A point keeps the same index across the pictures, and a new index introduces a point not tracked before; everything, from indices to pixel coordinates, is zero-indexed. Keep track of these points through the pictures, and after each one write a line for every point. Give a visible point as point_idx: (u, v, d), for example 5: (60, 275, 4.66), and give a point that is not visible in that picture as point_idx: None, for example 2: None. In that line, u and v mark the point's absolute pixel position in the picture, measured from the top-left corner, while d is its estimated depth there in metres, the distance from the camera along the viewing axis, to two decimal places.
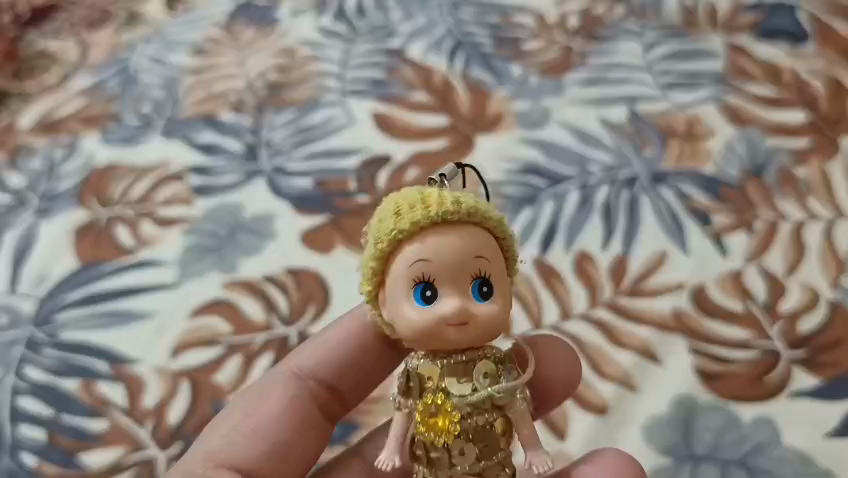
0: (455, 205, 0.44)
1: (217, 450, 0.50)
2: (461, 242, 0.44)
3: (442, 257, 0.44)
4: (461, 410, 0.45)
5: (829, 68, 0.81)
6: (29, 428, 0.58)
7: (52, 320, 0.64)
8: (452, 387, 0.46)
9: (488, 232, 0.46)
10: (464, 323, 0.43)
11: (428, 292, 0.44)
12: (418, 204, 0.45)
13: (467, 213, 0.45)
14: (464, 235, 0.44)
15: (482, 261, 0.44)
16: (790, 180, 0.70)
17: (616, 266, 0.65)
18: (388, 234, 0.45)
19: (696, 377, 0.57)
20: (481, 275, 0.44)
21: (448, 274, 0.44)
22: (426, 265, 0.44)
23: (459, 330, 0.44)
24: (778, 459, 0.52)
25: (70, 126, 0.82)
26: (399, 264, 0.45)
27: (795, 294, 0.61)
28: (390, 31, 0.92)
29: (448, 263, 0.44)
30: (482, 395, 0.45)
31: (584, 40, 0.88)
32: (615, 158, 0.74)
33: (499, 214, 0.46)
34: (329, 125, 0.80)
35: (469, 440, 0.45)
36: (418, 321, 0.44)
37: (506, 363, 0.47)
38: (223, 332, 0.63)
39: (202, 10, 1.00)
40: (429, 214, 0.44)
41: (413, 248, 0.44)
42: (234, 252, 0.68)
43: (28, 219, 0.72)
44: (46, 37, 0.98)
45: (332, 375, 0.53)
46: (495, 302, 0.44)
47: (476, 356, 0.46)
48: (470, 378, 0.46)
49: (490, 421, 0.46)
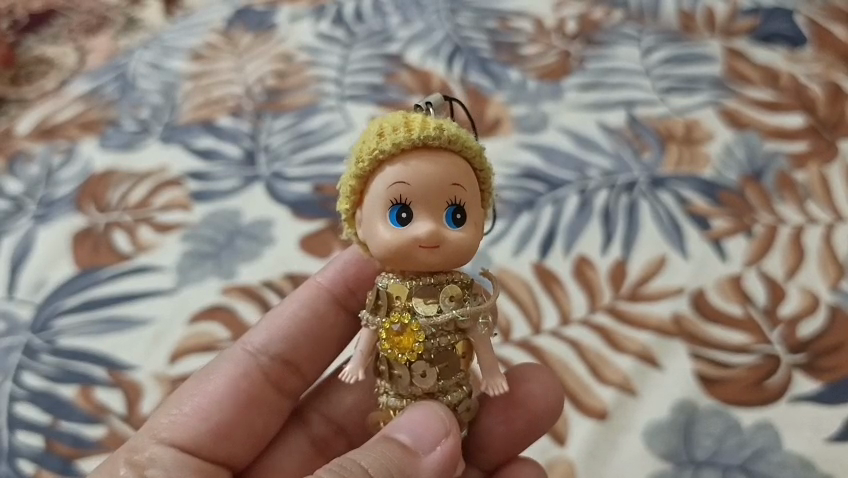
0: (436, 131, 0.44)
1: (163, 428, 0.50)
2: (440, 168, 0.43)
3: (421, 180, 0.43)
4: (426, 331, 0.46)
5: (828, 72, 0.81)
6: (26, 435, 0.58)
7: (50, 327, 0.64)
8: (418, 307, 0.46)
9: (467, 161, 0.45)
10: (435, 246, 0.43)
11: (404, 214, 0.44)
12: (402, 127, 0.44)
13: (447, 139, 0.44)
14: (444, 161, 0.44)
15: (458, 189, 0.44)
16: (789, 184, 0.70)
17: (615, 270, 0.64)
18: (369, 154, 0.44)
19: (696, 382, 0.57)
20: (455, 203, 0.44)
21: (424, 198, 0.43)
22: (405, 188, 0.43)
23: (429, 252, 0.43)
24: (778, 464, 0.52)
25: (67, 131, 0.82)
26: (379, 182, 0.44)
27: (794, 299, 0.61)
28: (388, 36, 0.92)
29: (426, 187, 0.43)
30: (447, 317, 0.45)
31: (582, 45, 0.88)
32: (614, 162, 0.73)
33: (477, 146, 0.45)
34: (328, 129, 0.80)
35: (430, 361, 0.46)
36: (390, 241, 0.43)
37: (472, 289, 0.47)
38: (222, 338, 0.63)
39: (200, 15, 1.00)
40: (411, 137, 0.43)
41: (393, 170, 0.44)
42: (233, 258, 0.68)
43: (25, 225, 0.72)
44: (44, 43, 0.98)
45: (284, 348, 0.56)
46: (466, 230, 0.44)
47: (444, 280, 0.46)
48: (436, 300, 0.46)
49: (452, 343, 0.46)
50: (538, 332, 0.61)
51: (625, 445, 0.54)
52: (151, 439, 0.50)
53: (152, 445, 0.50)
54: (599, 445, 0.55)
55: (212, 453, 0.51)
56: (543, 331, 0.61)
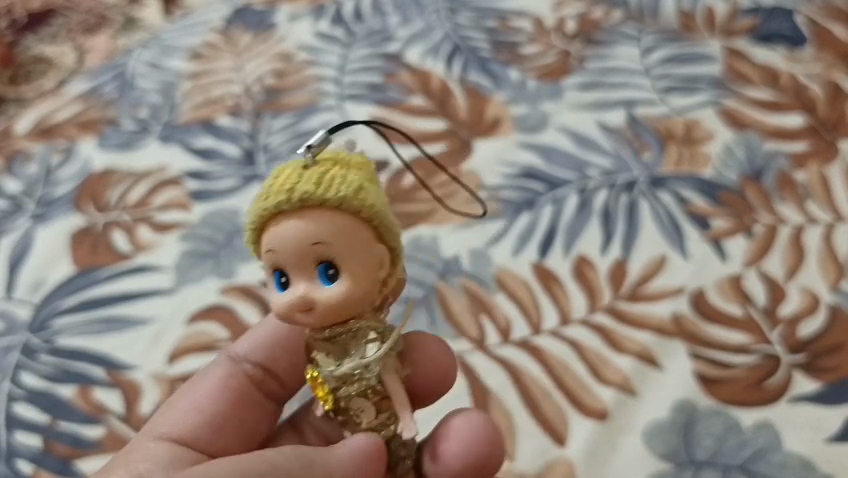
0: (310, 190, 0.41)
1: (164, 427, 0.51)
2: (310, 228, 0.41)
3: (282, 243, 0.42)
4: (330, 384, 0.45)
5: (827, 72, 0.81)
6: (24, 435, 0.57)
7: (48, 326, 0.64)
8: (320, 361, 0.45)
9: (347, 215, 0.42)
10: (309, 309, 0.42)
11: (331, 272, 0.42)
12: (280, 186, 0.42)
13: (314, 198, 0.41)
14: (320, 221, 0.41)
15: (321, 246, 0.41)
16: (789, 184, 0.70)
17: (615, 270, 0.64)
18: (258, 214, 0.43)
19: (696, 382, 0.57)
20: (325, 260, 0.42)
21: (290, 258, 0.42)
22: (275, 255, 0.42)
23: (307, 314, 0.42)
24: (779, 465, 0.52)
25: (66, 131, 0.82)
26: (269, 242, 0.42)
27: (794, 299, 0.61)
28: (388, 36, 0.92)
29: (290, 249, 0.42)
30: (342, 370, 0.44)
31: (582, 44, 0.88)
32: (613, 162, 0.73)
33: (351, 190, 0.42)
34: (328, 129, 0.80)
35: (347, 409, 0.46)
36: (283, 306, 0.42)
37: (358, 329, 0.44)
38: (220, 338, 0.62)
39: (199, 14, 1.00)
40: (290, 198, 0.41)
41: (287, 228, 0.42)
42: (232, 258, 0.68)
43: (24, 224, 0.72)
44: (44, 43, 0.98)
45: (264, 356, 0.54)
46: (345, 285, 0.42)
47: (340, 331, 0.44)
48: (331, 353, 0.45)
49: (362, 393, 0.45)
50: (538, 332, 0.61)
51: (625, 445, 0.54)
52: (148, 437, 0.50)
53: (150, 442, 0.50)
54: (600, 445, 0.54)
55: (207, 448, 0.51)
56: (543, 331, 0.61)
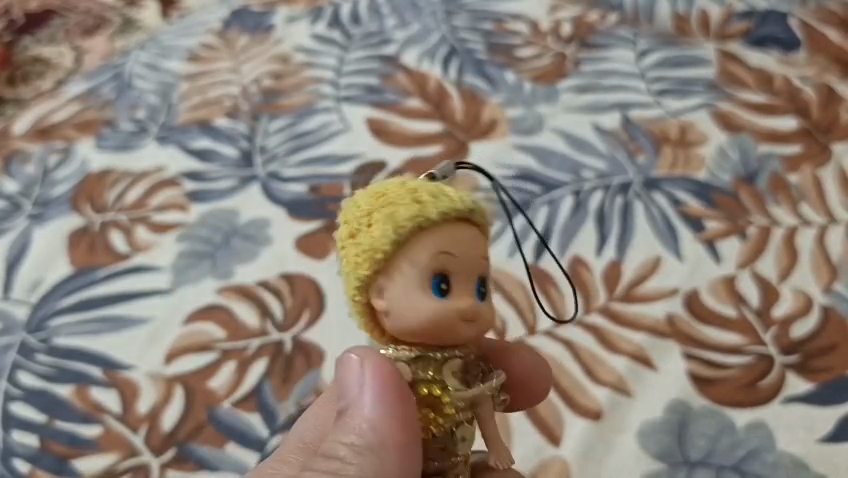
0: (471, 203, 0.40)
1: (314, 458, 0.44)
2: (476, 243, 0.40)
3: (464, 250, 0.39)
4: (456, 406, 0.40)
5: (820, 75, 0.82)
6: (21, 434, 0.58)
7: (45, 327, 0.64)
8: (448, 379, 0.40)
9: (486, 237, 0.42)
10: (471, 321, 0.39)
11: (443, 286, 0.39)
12: (431, 193, 0.40)
13: (474, 211, 0.40)
14: (477, 234, 0.40)
15: (446, 257, 0.39)
16: (782, 186, 0.70)
17: (609, 271, 0.65)
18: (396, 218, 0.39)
19: (692, 382, 0.57)
20: (483, 279, 0.40)
21: (468, 270, 0.39)
22: (450, 259, 0.39)
23: (469, 325, 0.39)
24: (772, 465, 0.53)
25: (64, 131, 0.82)
26: (410, 254, 0.39)
27: (787, 299, 0.62)
28: (385, 38, 0.92)
29: (466, 260, 0.39)
30: (474, 393, 0.41)
31: (577, 48, 0.88)
32: (608, 165, 0.74)
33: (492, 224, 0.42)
34: (325, 130, 0.80)
35: (451, 434, 0.41)
36: (427, 311, 0.38)
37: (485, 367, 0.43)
38: (217, 338, 0.62)
39: (195, 16, 1.00)
40: (456, 206, 0.40)
41: (431, 239, 0.39)
42: (228, 258, 0.68)
43: (22, 224, 0.72)
44: (41, 44, 0.99)
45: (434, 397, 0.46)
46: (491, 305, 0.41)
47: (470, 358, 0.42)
48: (464, 374, 0.41)
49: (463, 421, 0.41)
50: (533, 333, 0.61)
51: (620, 445, 0.55)
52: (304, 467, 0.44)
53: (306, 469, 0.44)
54: (595, 446, 0.55)
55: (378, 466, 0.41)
56: (538, 332, 0.61)
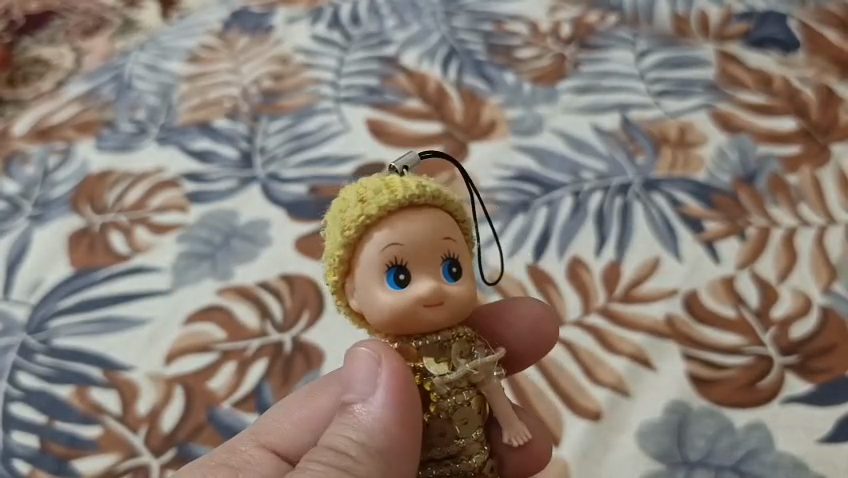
0: (419, 188, 0.41)
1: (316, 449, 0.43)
2: (426, 224, 0.41)
3: (413, 239, 0.40)
4: (440, 390, 0.42)
5: (819, 76, 0.82)
6: (21, 435, 0.58)
7: (45, 328, 0.64)
8: (429, 367, 0.42)
9: (451, 215, 0.43)
10: (439, 304, 0.40)
11: (401, 276, 0.41)
12: (383, 188, 0.41)
13: (431, 195, 0.42)
14: (431, 217, 0.41)
15: (448, 242, 0.41)
16: (781, 187, 0.70)
17: (608, 272, 0.65)
18: (354, 220, 0.41)
19: (691, 382, 0.57)
20: (450, 257, 0.41)
21: (423, 256, 0.41)
22: (399, 249, 0.40)
23: (433, 309, 0.40)
24: (771, 465, 0.53)
25: (64, 132, 0.82)
26: (369, 249, 0.41)
27: (786, 300, 0.62)
28: (385, 39, 0.92)
29: (419, 245, 0.40)
30: (462, 373, 0.42)
31: (577, 48, 0.89)
32: (608, 166, 0.74)
33: (459, 200, 0.43)
34: (324, 131, 0.80)
35: (449, 420, 0.43)
36: (390, 304, 0.40)
37: (477, 342, 0.44)
38: (217, 339, 0.63)
39: (196, 16, 1.00)
40: (395, 197, 0.41)
41: (381, 234, 0.41)
42: (228, 258, 0.68)
43: (22, 225, 0.72)
44: (42, 45, 0.99)
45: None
46: (464, 283, 0.42)
47: (451, 336, 0.43)
48: (448, 358, 0.42)
49: (466, 401, 0.43)
50: None
51: (619, 446, 0.55)
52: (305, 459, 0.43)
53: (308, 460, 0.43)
54: (595, 446, 0.55)
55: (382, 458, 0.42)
56: None
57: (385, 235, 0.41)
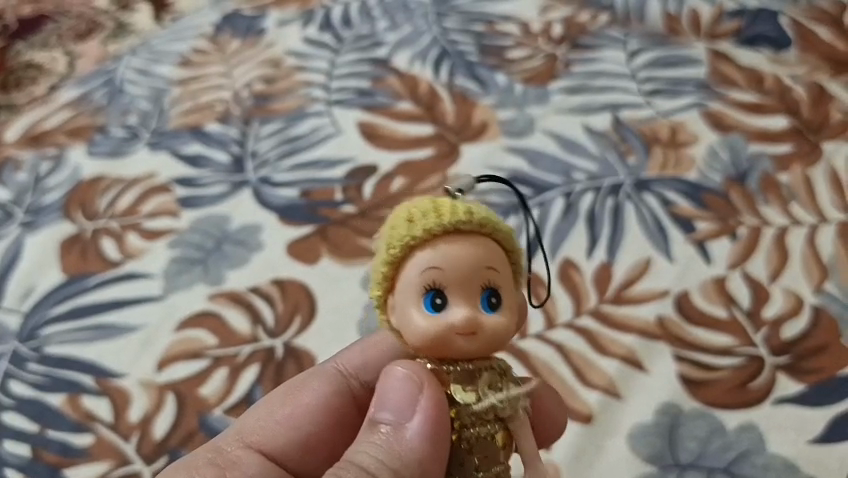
0: (466, 215, 0.41)
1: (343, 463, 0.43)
2: (471, 251, 0.40)
3: (454, 264, 0.40)
4: (464, 419, 0.42)
5: (811, 74, 0.82)
6: (14, 443, 0.58)
7: (37, 336, 0.64)
8: (457, 394, 0.42)
9: (499, 244, 0.42)
10: (472, 334, 0.40)
11: (437, 300, 0.40)
12: (431, 212, 0.41)
13: (477, 223, 0.41)
14: (477, 245, 0.40)
15: (491, 271, 0.40)
16: (773, 186, 0.70)
17: (600, 273, 0.65)
18: (399, 240, 0.41)
19: (682, 384, 0.57)
20: (490, 286, 0.41)
21: (462, 283, 0.40)
22: (438, 273, 0.40)
23: (467, 339, 0.40)
24: (762, 467, 0.53)
25: (55, 138, 0.82)
26: (410, 270, 0.41)
27: (778, 300, 0.62)
28: (376, 40, 0.92)
29: (459, 272, 0.40)
30: (487, 405, 0.41)
31: (568, 48, 0.88)
32: (599, 166, 0.74)
33: (508, 229, 0.42)
34: (316, 135, 0.80)
35: (470, 451, 0.42)
36: (423, 328, 0.40)
37: (510, 375, 0.43)
38: (209, 345, 0.63)
39: (188, 19, 1.00)
40: (442, 221, 0.40)
41: (424, 255, 0.40)
42: (220, 263, 0.68)
43: (14, 232, 0.72)
44: (34, 49, 0.99)
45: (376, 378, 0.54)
46: (503, 315, 0.41)
47: (482, 366, 0.42)
48: (475, 388, 0.42)
49: (490, 433, 0.42)
50: (524, 336, 0.61)
51: (610, 448, 0.55)
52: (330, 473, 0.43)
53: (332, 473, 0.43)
54: (586, 449, 0.55)
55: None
56: (529, 336, 0.61)
57: (425, 257, 0.40)
